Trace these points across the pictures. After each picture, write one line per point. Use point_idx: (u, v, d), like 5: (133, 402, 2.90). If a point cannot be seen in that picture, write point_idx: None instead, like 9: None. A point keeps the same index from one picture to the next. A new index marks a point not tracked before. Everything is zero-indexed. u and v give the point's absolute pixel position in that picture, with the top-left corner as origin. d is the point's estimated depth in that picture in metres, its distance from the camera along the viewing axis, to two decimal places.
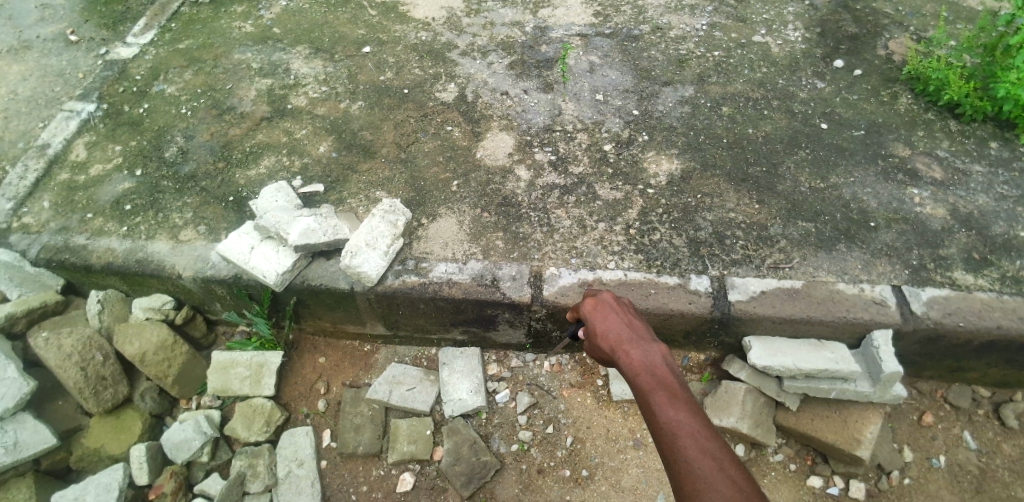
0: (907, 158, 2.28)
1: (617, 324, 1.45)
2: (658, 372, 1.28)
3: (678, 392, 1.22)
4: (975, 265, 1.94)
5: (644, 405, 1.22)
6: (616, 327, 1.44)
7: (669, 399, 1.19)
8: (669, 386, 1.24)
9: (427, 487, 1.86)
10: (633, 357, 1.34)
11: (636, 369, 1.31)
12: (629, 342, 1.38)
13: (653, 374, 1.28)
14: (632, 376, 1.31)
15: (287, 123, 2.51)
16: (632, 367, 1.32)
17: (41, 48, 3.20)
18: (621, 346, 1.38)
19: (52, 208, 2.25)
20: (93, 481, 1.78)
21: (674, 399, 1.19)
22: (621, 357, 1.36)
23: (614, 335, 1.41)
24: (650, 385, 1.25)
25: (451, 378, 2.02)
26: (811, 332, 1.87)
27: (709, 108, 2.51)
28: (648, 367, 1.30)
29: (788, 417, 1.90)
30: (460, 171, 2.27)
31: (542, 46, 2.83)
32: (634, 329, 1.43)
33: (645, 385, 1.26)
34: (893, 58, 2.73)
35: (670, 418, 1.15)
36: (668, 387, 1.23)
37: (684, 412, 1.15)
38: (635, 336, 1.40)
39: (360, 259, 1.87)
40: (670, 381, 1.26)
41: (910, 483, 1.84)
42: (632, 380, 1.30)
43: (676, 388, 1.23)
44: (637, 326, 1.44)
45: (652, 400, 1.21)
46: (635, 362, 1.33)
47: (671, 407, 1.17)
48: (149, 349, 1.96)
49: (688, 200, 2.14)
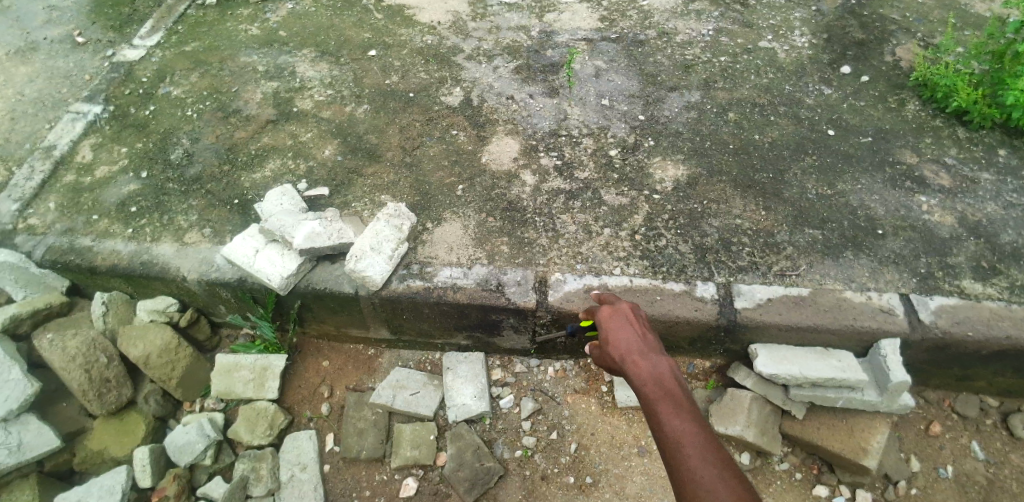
0: (914, 165, 2.27)
1: (628, 334, 1.45)
2: (665, 380, 1.28)
3: (684, 401, 1.21)
4: (983, 274, 1.93)
5: (650, 414, 1.21)
6: (626, 337, 1.44)
7: (675, 408, 1.19)
8: (676, 395, 1.23)
9: (430, 493, 1.85)
10: (641, 366, 1.34)
11: (644, 378, 1.30)
12: (638, 352, 1.38)
13: (660, 383, 1.27)
14: (638, 385, 1.31)
15: (292, 126, 2.51)
16: (639, 376, 1.32)
17: (47, 50, 3.22)
18: (631, 355, 1.38)
19: (58, 209, 2.26)
20: (96, 483, 1.77)
21: (679, 407, 1.19)
22: (629, 366, 1.36)
23: (623, 345, 1.42)
24: (657, 394, 1.24)
25: (455, 383, 2.01)
26: (818, 340, 1.86)
27: (715, 114, 2.50)
28: (655, 377, 1.30)
29: (794, 426, 1.88)
30: (466, 175, 2.26)
31: (547, 50, 2.83)
32: (644, 339, 1.43)
33: (651, 393, 1.26)
34: (901, 64, 2.72)
35: (675, 427, 1.14)
36: (675, 396, 1.23)
37: (689, 421, 1.14)
38: (645, 346, 1.40)
39: (364, 263, 1.86)
40: (676, 390, 1.25)
41: (917, 493, 1.82)
42: (638, 388, 1.30)
43: (682, 397, 1.22)
44: (647, 336, 1.44)
45: (658, 409, 1.21)
46: (643, 372, 1.32)
47: (676, 416, 1.17)
48: (153, 352, 1.96)
49: (694, 206, 2.13)
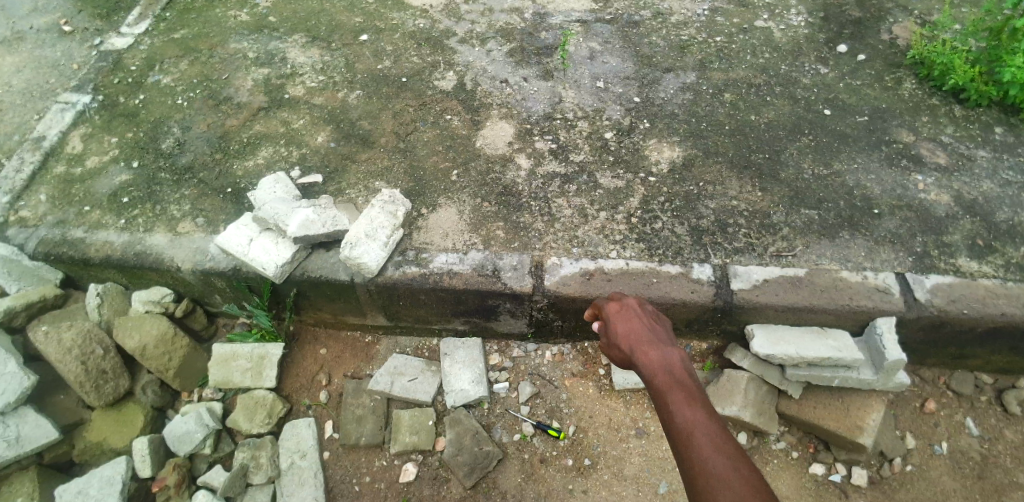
0: (910, 144, 2.26)
1: (639, 326, 1.46)
2: (677, 371, 1.28)
3: (695, 392, 1.21)
4: (979, 252, 1.92)
5: (660, 403, 1.22)
6: (638, 329, 1.45)
7: (686, 399, 1.19)
8: (687, 386, 1.23)
9: (430, 478, 1.86)
10: (651, 357, 1.34)
11: (654, 368, 1.31)
12: (649, 344, 1.39)
13: (671, 373, 1.28)
14: (648, 375, 1.31)
15: (284, 113, 2.48)
16: (649, 366, 1.32)
17: (34, 39, 3.16)
18: (641, 346, 1.39)
19: (50, 201, 2.24)
20: (96, 474, 1.78)
21: (690, 398, 1.19)
22: (639, 357, 1.37)
23: (635, 337, 1.43)
24: (667, 384, 1.25)
25: (453, 368, 2.01)
26: (813, 320, 1.86)
27: (710, 95, 2.48)
28: (666, 367, 1.30)
29: (790, 405, 1.89)
30: (460, 160, 2.25)
31: (541, 33, 2.80)
32: (655, 332, 1.44)
33: (662, 383, 1.26)
34: (897, 42, 2.69)
35: (685, 417, 1.14)
36: (686, 386, 1.23)
37: (700, 413, 1.14)
38: (655, 339, 1.41)
39: (359, 249, 1.85)
40: (687, 381, 1.25)
41: (912, 470, 1.84)
42: (649, 379, 1.30)
43: (693, 388, 1.22)
44: (658, 330, 1.45)
45: (669, 398, 1.21)
46: (653, 362, 1.33)
47: (687, 405, 1.17)
48: (150, 342, 1.95)
49: (690, 188, 2.12)
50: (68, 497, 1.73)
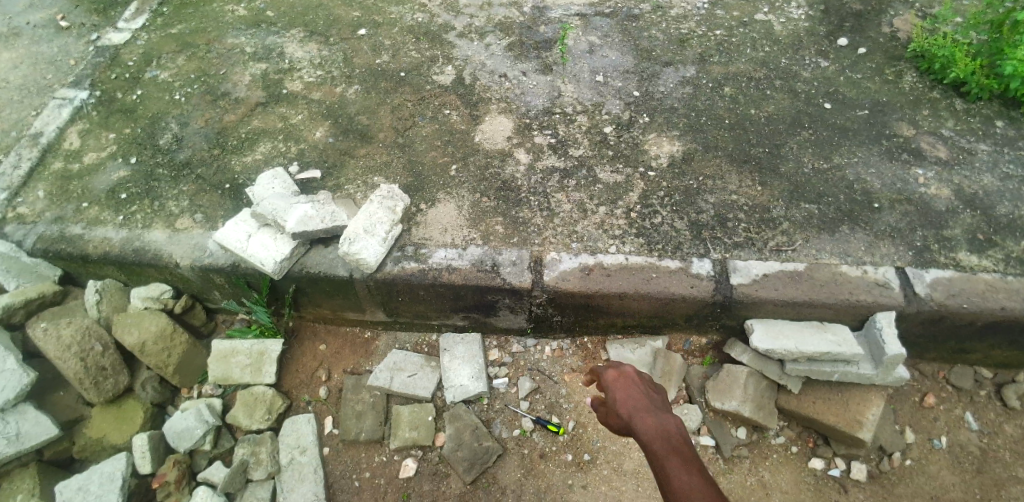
0: (911, 138, 2.25)
1: (636, 394, 1.44)
2: (676, 440, 1.27)
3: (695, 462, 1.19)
4: (979, 246, 1.92)
5: (660, 474, 1.20)
6: (636, 397, 1.43)
7: (687, 468, 1.17)
8: (687, 457, 1.21)
9: (430, 473, 1.86)
10: (649, 426, 1.33)
11: (653, 437, 1.29)
12: (647, 412, 1.37)
13: (670, 442, 1.26)
14: (647, 444, 1.29)
15: (282, 108, 2.47)
16: (648, 435, 1.31)
17: (30, 35, 3.15)
18: (639, 415, 1.37)
19: (47, 197, 2.23)
20: (96, 470, 1.78)
21: (690, 467, 1.17)
22: (638, 426, 1.35)
23: (633, 404, 1.41)
24: (666, 454, 1.23)
25: (452, 364, 2.01)
26: (813, 314, 1.86)
27: (710, 89, 2.46)
28: (664, 437, 1.29)
29: (790, 400, 1.89)
30: (459, 154, 2.24)
31: (540, 27, 2.78)
32: (653, 401, 1.42)
33: (661, 453, 1.24)
34: (898, 35, 2.68)
35: (686, 487, 1.12)
36: (686, 457, 1.21)
37: (702, 483, 1.12)
38: (654, 408, 1.39)
39: (358, 245, 1.85)
40: (686, 451, 1.24)
41: (911, 464, 1.85)
42: (647, 449, 1.28)
43: (693, 459, 1.20)
44: (656, 400, 1.44)
45: (669, 468, 1.19)
46: (652, 432, 1.31)
47: (687, 476, 1.15)
48: (149, 339, 1.95)
49: (690, 182, 2.11)
50: (68, 494, 1.73)
